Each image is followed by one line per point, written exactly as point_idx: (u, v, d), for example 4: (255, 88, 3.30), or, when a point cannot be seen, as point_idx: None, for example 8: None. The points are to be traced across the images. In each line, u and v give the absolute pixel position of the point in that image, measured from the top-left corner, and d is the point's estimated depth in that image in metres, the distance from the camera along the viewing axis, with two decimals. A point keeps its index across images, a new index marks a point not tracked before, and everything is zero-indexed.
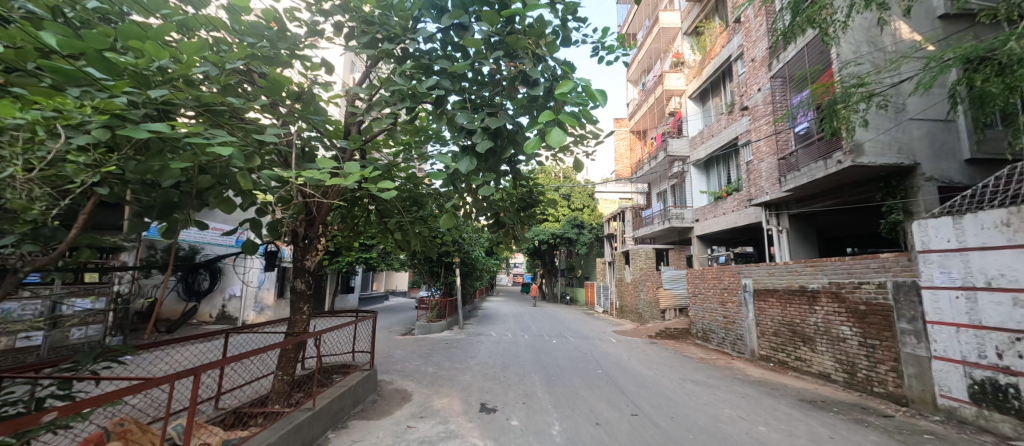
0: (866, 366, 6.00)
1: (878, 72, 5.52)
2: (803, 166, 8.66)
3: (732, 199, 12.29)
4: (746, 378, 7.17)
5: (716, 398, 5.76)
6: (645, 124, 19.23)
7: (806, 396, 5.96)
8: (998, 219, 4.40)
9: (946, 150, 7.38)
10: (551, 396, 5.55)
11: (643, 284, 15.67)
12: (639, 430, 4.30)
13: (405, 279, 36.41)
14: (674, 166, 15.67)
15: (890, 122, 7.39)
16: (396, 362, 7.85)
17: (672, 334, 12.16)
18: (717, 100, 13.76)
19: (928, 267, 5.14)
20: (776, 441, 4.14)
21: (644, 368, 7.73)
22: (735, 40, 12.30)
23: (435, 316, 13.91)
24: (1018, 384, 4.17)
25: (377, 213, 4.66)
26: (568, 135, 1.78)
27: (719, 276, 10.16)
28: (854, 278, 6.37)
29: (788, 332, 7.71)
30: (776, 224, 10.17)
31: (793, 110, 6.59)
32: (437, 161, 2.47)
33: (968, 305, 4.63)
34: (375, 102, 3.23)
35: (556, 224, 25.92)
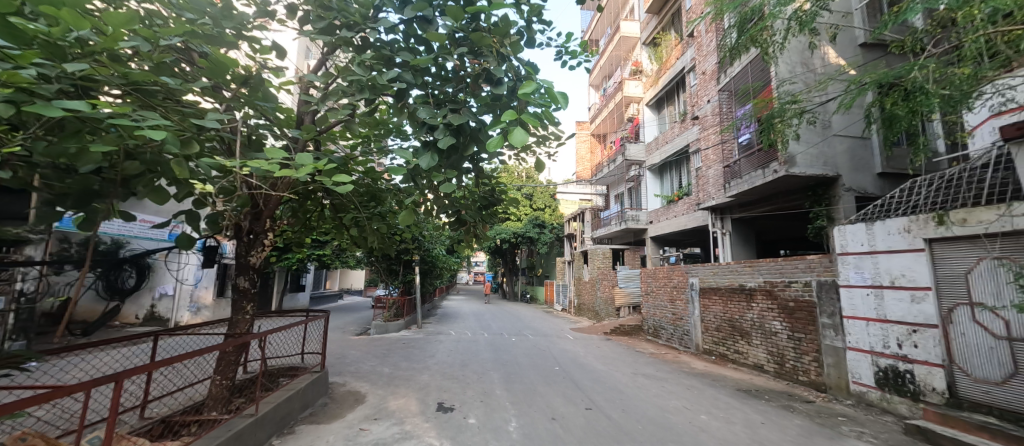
0: (793, 357, 6.61)
1: (808, 91, 6.09)
2: (744, 174, 9.38)
3: (683, 203, 13.03)
4: (691, 370, 7.64)
5: (664, 390, 6.09)
6: (605, 128, 19.87)
7: (742, 385, 6.47)
8: (901, 226, 5.02)
9: (862, 164, 8.30)
10: (509, 393, 5.60)
11: (600, 282, 16.22)
12: (593, 424, 4.45)
13: (360, 277, 35.09)
14: (631, 170, 16.31)
15: (818, 137, 8.18)
16: (348, 363, 7.56)
17: (626, 330, 12.69)
18: (671, 109, 14.50)
19: (845, 268, 5.75)
20: (716, 429, 4.44)
21: (599, 364, 8.00)
22: (688, 53, 13.03)
23: (391, 315, 13.54)
24: (913, 370, 4.79)
25: (332, 208, 4.46)
26: (530, 136, 1.80)
27: (669, 275, 10.73)
28: (784, 277, 7.00)
29: (728, 327, 8.31)
30: (720, 228, 10.93)
31: (737, 122, 7.11)
32: (396, 156, 2.41)
33: (877, 301, 5.25)
34: (331, 92, 3.08)
35: (518, 223, 26.15)
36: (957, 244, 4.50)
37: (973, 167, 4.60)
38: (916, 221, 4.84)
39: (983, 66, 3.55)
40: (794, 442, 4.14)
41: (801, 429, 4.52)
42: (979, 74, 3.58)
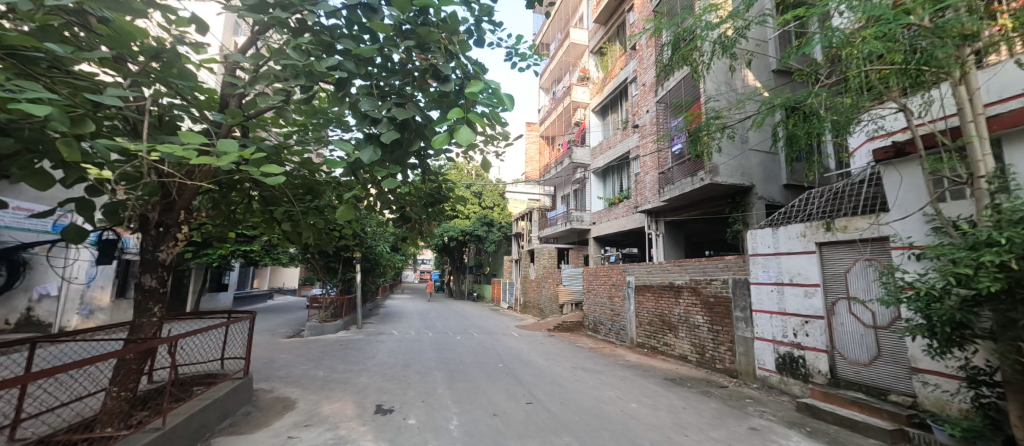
0: (712, 348, 7.32)
1: (730, 108, 6.78)
2: (676, 181, 10.17)
3: (623, 205, 13.81)
4: (625, 363, 8.15)
5: (600, 382, 6.44)
6: (553, 131, 20.41)
7: (669, 375, 7.04)
8: (798, 231, 5.77)
9: (772, 176, 9.42)
10: (451, 392, 5.57)
11: (545, 281, 16.63)
12: (532, 417, 4.58)
13: (294, 275, 32.62)
14: (577, 172, 16.94)
15: (737, 150, 9.15)
16: (277, 368, 7.02)
17: (568, 327, 13.17)
18: (615, 116, 15.28)
19: (755, 267, 6.48)
20: (643, 416, 4.80)
21: (541, 359, 8.23)
22: (631, 65, 13.82)
23: (328, 316, 12.78)
24: (805, 355, 5.55)
25: (260, 200, 4.11)
26: (476, 134, 1.82)
27: (608, 273, 11.32)
28: (707, 276, 7.72)
29: (658, 322, 8.97)
30: (655, 230, 11.75)
31: (671, 132, 7.71)
32: (335, 148, 2.30)
33: (779, 296, 5.99)
34: (261, 75, 2.84)
35: (466, 221, 25.94)
36: (840, 247, 5.29)
37: (853, 183, 5.44)
38: (810, 227, 5.60)
39: (861, 97, 4.16)
40: (708, 423, 4.61)
41: (716, 411, 5.03)
42: (856, 105, 4.25)
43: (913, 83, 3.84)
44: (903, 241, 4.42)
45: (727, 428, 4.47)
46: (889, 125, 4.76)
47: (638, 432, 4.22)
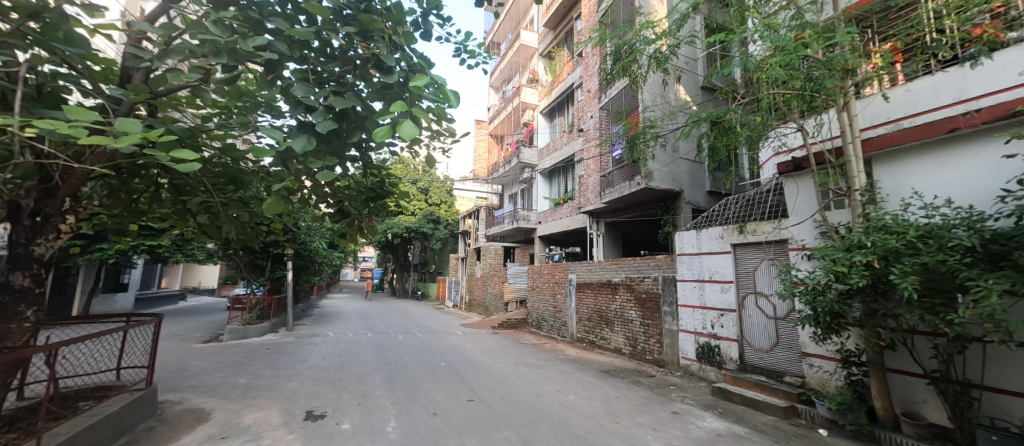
0: (643, 340, 7.86)
1: (663, 119, 7.33)
2: (616, 184, 10.75)
3: (567, 206, 14.31)
4: (565, 357, 8.48)
5: (540, 377, 6.64)
6: (502, 130, 20.54)
7: (604, 367, 7.45)
8: (717, 233, 6.40)
9: (698, 183, 10.34)
10: (389, 393, 5.41)
11: (490, 279, 16.70)
12: (473, 414, 4.60)
13: (214, 274, 29.45)
14: (524, 172, 17.22)
15: (669, 158, 9.92)
16: (190, 376, 6.31)
17: (512, 324, 13.35)
18: (561, 119, 15.76)
19: (681, 266, 7.07)
20: (580, 407, 5.03)
21: (484, 357, 8.27)
22: (577, 71, 14.33)
23: (254, 318, 11.71)
24: (721, 345, 6.20)
25: (170, 189, 3.66)
26: (419, 130, 1.78)
27: (551, 271, 11.67)
28: (640, 274, 8.25)
29: (596, 317, 9.43)
30: (596, 230, 12.32)
31: (611, 138, 8.14)
32: (262, 134, 2.11)
33: (700, 292, 6.60)
34: (174, 48, 2.53)
35: (411, 218, 25.20)
36: (750, 248, 5.96)
37: (762, 191, 6.15)
38: (727, 230, 6.24)
39: (770, 116, 4.74)
40: (637, 410, 4.96)
41: (644, 399, 5.44)
42: (764, 124, 4.81)
43: (809, 107, 4.45)
44: (798, 243, 5.10)
45: (653, 413, 4.84)
46: (791, 142, 5.46)
47: (573, 422, 4.42)
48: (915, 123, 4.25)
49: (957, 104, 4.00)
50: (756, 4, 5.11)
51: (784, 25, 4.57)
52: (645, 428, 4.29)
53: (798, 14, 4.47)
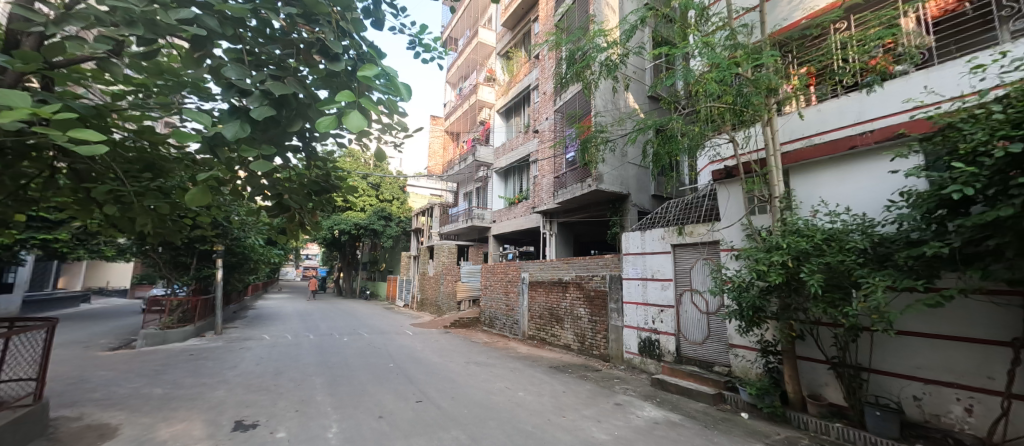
0: (590, 336, 8.16)
1: (613, 124, 7.65)
2: (569, 186, 11.06)
3: (521, 205, 14.46)
4: (516, 354, 8.57)
5: (491, 375, 6.67)
6: (458, 127, 20.29)
7: (553, 363, 7.64)
8: (659, 234, 6.82)
9: (644, 187, 10.93)
10: (332, 398, 5.14)
11: (443, 278, 16.41)
12: (421, 415, 4.51)
13: (127, 272, 26.11)
14: (479, 171, 17.15)
15: (617, 162, 10.39)
16: (93, 388, 5.56)
17: (464, 323, 13.24)
18: (518, 119, 15.91)
19: (626, 265, 7.42)
20: (528, 402, 5.12)
21: (434, 357, 8.13)
22: (534, 72, 14.53)
23: (174, 321, 10.54)
24: (660, 339, 6.62)
25: (69, 174, 3.16)
26: (368, 122, 1.67)
27: (505, 270, 11.74)
28: (590, 273, 8.55)
29: (547, 315, 9.64)
30: (549, 229, 12.59)
31: (565, 141, 8.35)
32: (186, 117, 1.90)
33: (643, 289, 7.00)
34: (75, 14, 2.20)
35: (360, 214, 24.10)
36: (688, 249, 6.41)
37: (699, 196, 6.63)
38: (668, 232, 6.67)
39: (706, 127, 5.12)
40: (583, 403, 5.15)
41: (589, 392, 5.65)
42: (702, 134, 5.20)
43: (739, 120, 4.88)
44: (728, 244, 5.59)
45: (597, 405, 5.06)
46: (724, 152, 5.96)
47: (521, 418, 4.49)
48: (824, 139, 4.87)
49: (856, 125, 4.60)
50: (697, 23, 5.51)
51: (720, 44, 4.96)
52: (590, 420, 4.47)
53: (732, 35, 4.88)
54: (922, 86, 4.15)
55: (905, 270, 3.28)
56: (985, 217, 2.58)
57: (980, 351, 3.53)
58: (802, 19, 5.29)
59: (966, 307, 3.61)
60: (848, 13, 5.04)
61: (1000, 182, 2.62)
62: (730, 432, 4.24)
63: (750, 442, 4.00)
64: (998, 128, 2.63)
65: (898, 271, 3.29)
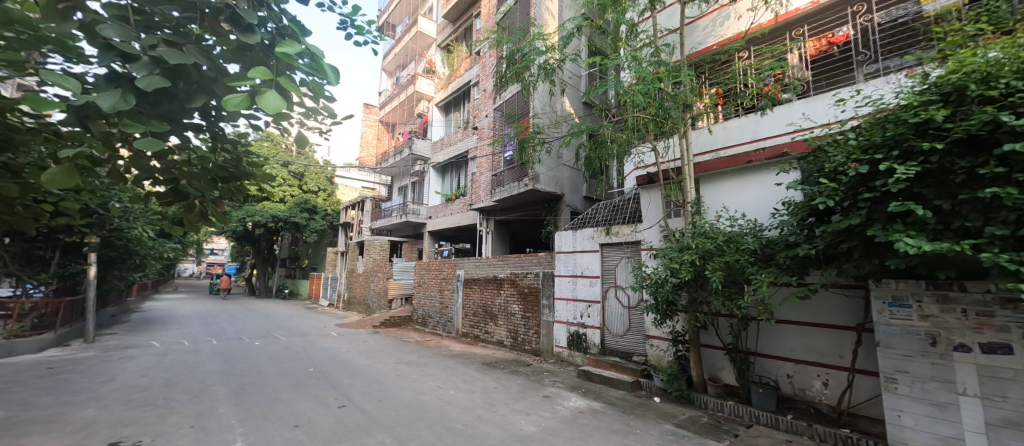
0: (523, 332, 8.35)
1: (549, 127, 7.89)
2: (506, 184, 11.18)
3: (458, 202, 14.28)
4: (448, 353, 8.46)
5: (422, 374, 6.51)
6: (393, 118, 19.42)
7: (486, 360, 7.69)
8: (589, 234, 7.20)
9: (577, 188, 11.44)
10: (237, 409, 4.62)
11: (373, 275, 15.62)
12: (343, 421, 4.25)
13: None
14: (415, 165, 16.60)
15: (553, 163, 10.76)
16: None
17: (395, 322, 12.75)
18: (457, 115, 15.70)
19: (558, 263, 7.71)
20: (459, 401, 5.09)
21: (361, 358, 7.71)
22: (474, 69, 14.43)
23: (25, 329, 8.63)
24: (587, 332, 6.99)
25: None
26: (286, 104, 1.50)
27: (440, 267, 11.51)
28: (524, 270, 8.72)
29: (481, 312, 9.66)
30: (486, 227, 12.62)
31: (503, 139, 8.41)
32: (45, 80, 1.55)
33: (573, 286, 7.34)
34: None
35: (279, 205, 21.93)
36: (613, 248, 6.85)
37: (625, 199, 7.10)
38: (597, 232, 7.07)
39: (633, 135, 5.51)
40: (513, 398, 5.25)
41: (520, 387, 5.79)
42: (629, 141, 5.57)
43: (661, 131, 5.33)
44: (648, 244, 6.10)
45: (526, 399, 5.19)
46: (647, 159, 6.46)
47: (451, 416, 4.45)
48: (727, 153, 5.52)
49: (751, 143, 5.29)
50: (627, 37, 5.89)
51: (647, 60, 5.37)
52: (519, 414, 4.57)
53: (656, 53, 5.31)
54: (801, 113, 4.89)
55: (783, 268, 3.84)
56: (842, 225, 3.12)
57: (835, 335, 4.26)
58: (713, 44, 5.93)
59: (826, 299, 4.34)
60: (749, 44, 5.76)
61: (853, 197, 3.18)
62: (645, 415, 4.63)
63: (661, 423, 4.41)
64: (853, 152, 3.18)
65: (779, 268, 3.84)
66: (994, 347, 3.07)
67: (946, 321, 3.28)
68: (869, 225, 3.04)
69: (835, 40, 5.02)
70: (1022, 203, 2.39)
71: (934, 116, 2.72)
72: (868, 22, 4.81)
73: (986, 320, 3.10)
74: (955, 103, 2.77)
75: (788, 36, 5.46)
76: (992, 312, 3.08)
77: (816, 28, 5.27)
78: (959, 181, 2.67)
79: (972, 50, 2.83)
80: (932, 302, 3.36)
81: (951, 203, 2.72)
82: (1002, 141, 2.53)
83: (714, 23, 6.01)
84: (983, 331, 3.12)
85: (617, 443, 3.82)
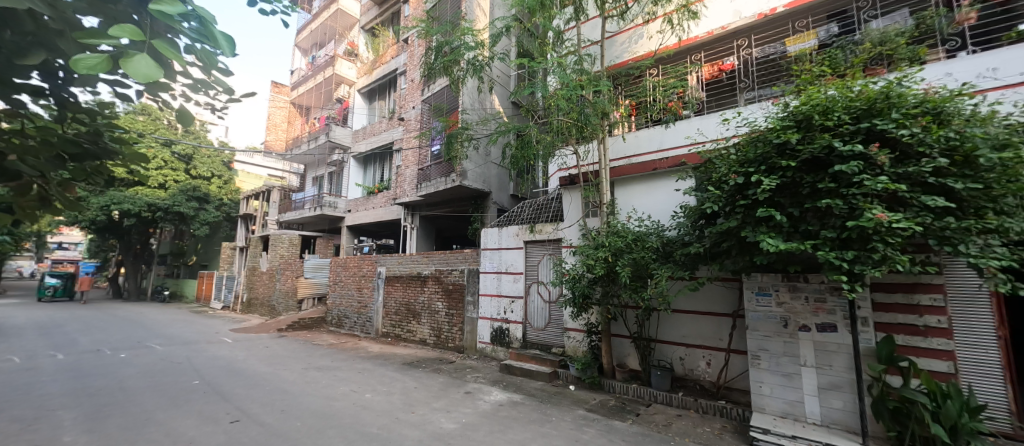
0: (446, 330, 8.25)
1: (478, 124, 7.87)
2: (432, 179, 10.93)
3: (381, 195, 13.55)
4: (366, 354, 8.01)
5: (335, 379, 6.08)
6: (307, 101, 17.71)
7: (406, 360, 7.44)
8: (514, 231, 7.36)
9: (504, 186, 11.60)
10: (92, 436, 3.83)
11: (279, 273, 14.08)
12: (236, 438, 3.79)
13: None
14: (333, 153, 15.36)
15: (481, 161, 10.81)
16: None
17: (305, 324, 11.67)
18: (382, 103, 14.90)
19: (483, 259, 7.75)
20: (376, 404, 4.86)
21: (262, 366, 6.92)
22: (401, 57, 13.82)
23: None
24: (510, 327, 7.16)
25: None
26: (163, 74, 1.25)
27: (359, 264, 10.81)
28: (449, 267, 8.51)
29: (403, 310, 9.31)
30: (410, 223, 12.16)
31: (430, 132, 8.15)
32: None
33: (497, 282, 7.45)
34: None
35: (157, 191, 18.60)
36: (536, 245, 7.10)
37: (548, 198, 7.38)
38: (522, 229, 7.25)
39: (557, 138, 5.75)
40: (433, 397, 5.16)
41: (441, 385, 5.72)
42: (553, 143, 5.80)
43: (582, 136, 5.66)
44: (568, 242, 6.44)
45: (447, 397, 5.15)
46: (569, 161, 6.80)
47: (366, 421, 4.23)
48: (637, 160, 6.05)
49: (657, 152, 5.88)
50: (553, 43, 6.14)
51: (572, 67, 5.65)
52: (439, 412, 4.52)
53: (579, 62, 5.61)
54: (696, 128, 5.58)
55: (679, 264, 4.34)
56: (723, 226, 3.65)
57: (717, 321, 4.96)
58: (628, 59, 6.46)
59: (711, 289, 5.02)
60: (658, 63, 6.38)
61: (732, 203, 3.73)
62: (560, 403, 4.90)
63: (575, 409, 4.71)
64: (733, 165, 3.72)
65: (675, 264, 4.33)
66: (825, 326, 3.86)
67: (794, 306, 4.04)
68: (742, 227, 3.59)
69: (724, 68, 5.81)
70: (845, 211, 3.03)
71: (789, 139, 3.30)
72: (749, 55, 5.64)
73: (821, 305, 3.89)
74: (804, 128, 3.38)
75: (689, 59, 6.16)
76: (825, 298, 3.87)
77: (710, 55, 6.03)
78: (805, 192, 3.28)
79: (817, 87, 3.48)
80: (786, 291, 4.08)
81: (800, 210, 3.33)
82: (835, 162, 3.17)
83: (629, 40, 6.54)
84: (819, 314, 3.90)
85: (534, 432, 3.98)
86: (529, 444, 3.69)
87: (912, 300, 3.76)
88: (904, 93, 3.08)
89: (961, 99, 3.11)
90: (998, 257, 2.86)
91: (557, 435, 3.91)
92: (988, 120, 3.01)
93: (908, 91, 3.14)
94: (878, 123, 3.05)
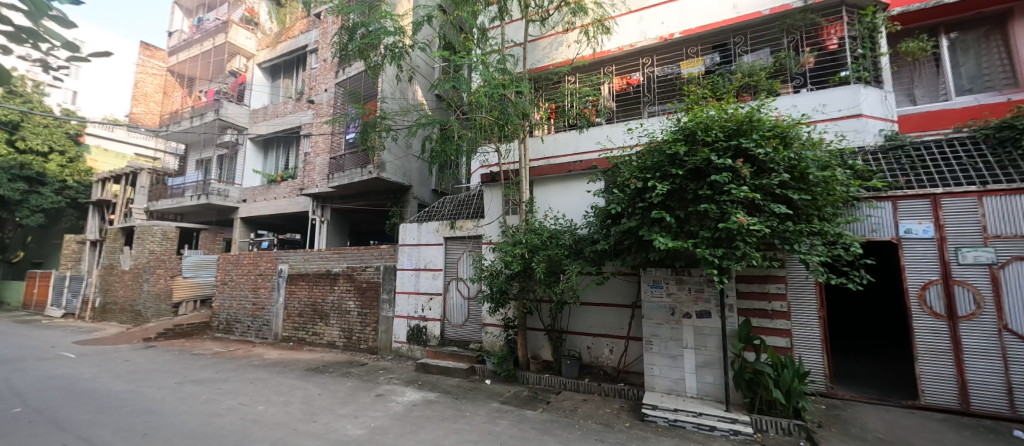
0: (359, 330, 7.77)
1: (400, 114, 7.50)
2: (346, 170, 10.17)
3: (284, 185, 12.18)
4: (261, 362, 7.15)
5: (220, 392, 5.32)
6: (190, 70, 15.12)
7: (311, 365, 6.83)
8: (434, 227, 7.18)
9: (425, 180, 11.26)
10: None
11: (147, 272, 11.81)
12: None
13: None
14: (224, 134, 13.37)
15: (401, 153, 10.37)
16: None
17: (183, 331, 10.01)
18: (287, 82, 13.42)
19: (402, 256, 7.45)
20: (269, 416, 4.37)
21: (119, 384, 5.75)
22: (312, 33, 12.56)
23: None
24: (428, 325, 7.01)
25: None
26: None
27: (255, 261, 9.55)
28: (362, 264, 8.00)
29: (309, 311, 8.51)
30: (319, 216, 11.16)
31: (344, 118, 7.53)
32: None
33: (416, 279, 7.22)
34: None
35: None
36: (457, 242, 7.04)
37: (470, 194, 7.37)
38: (442, 225, 7.12)
39: (480, 134, 5.76)
40: (339, 403, 4.81)
41: (350, 389, 5.36)
42: (475, 140, 5.81)
43: (503, 134, 5.75)
44: (488, 238, 6.52)
45: (356, 401, 4.86)
46: (491, 159, 6.89)
47: (256, 437, 3.78)
48: (554, 161, 6.34)
49: (573, 155, 6.26)
50: (477, 40, 6.13)
51: (496, 66, 5.69)
52: (345, 419, 4.24)
53: (502, 61, 5.68)
54: (606, 135, 6.07)
55: (588, 260, 4.68)
56: (624, 225, 4.02)
57: (619, 311, 5.46)
58: (548, 64, 6.75)
59: (615, 283, 5.51)
60: (575, 70, 6.77)
61: (632, 204, 4.13)
62: (475, 398, 4.95)
63: (489, 403, 4.79)
64: (634, 170, 4.12)
65: (584, 260, 4.65)
66: (702, 313, 4.50)
67: (679, 296, 4.63)
68: (640, 226, 4.00)
69: (632, 82, 6.36)
70: (717, 215, 3.56)
71: (678, 150, 3.78)
72: (651, 72, 6.27)
73: (700, 294, 4.52)
74: (690, 142, 3.89)
75: (602, 71, 6.63)
76: (703, 288, 4.51)
77: (620, 69, 6.55)
78: (689, 198, 3.79)
79: (701, 107, 4.04)
80: (674, 283, 4.66)
81: (684, 213, 3.82)
82: (711, 172, 3.71)
83: (550, 46, 6.83)
84: (698, 302, 4.53)
85: (447, 429, 3.96)
86: (440, 442, 3.66)
87: (764, 289, 4.63)
88: (762, 118, 3.72)
89: (801, 127, 3.85)
90: (819, 254, 3.62)
91: (470, 430, 3.94)
92: (817, 145, 3.79)
93: (765, 117, 3.79)
94: (743, 142, 3.64)
